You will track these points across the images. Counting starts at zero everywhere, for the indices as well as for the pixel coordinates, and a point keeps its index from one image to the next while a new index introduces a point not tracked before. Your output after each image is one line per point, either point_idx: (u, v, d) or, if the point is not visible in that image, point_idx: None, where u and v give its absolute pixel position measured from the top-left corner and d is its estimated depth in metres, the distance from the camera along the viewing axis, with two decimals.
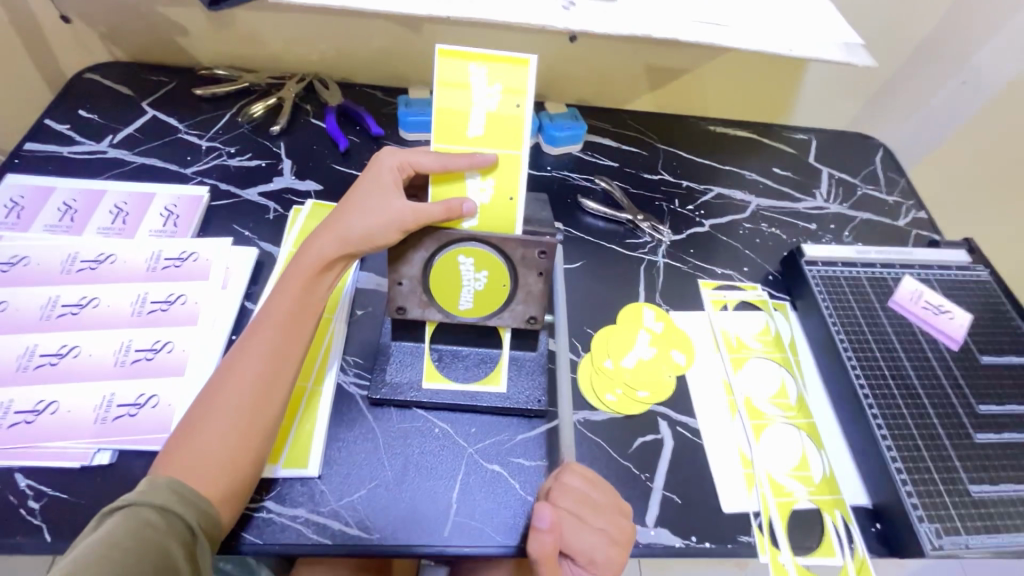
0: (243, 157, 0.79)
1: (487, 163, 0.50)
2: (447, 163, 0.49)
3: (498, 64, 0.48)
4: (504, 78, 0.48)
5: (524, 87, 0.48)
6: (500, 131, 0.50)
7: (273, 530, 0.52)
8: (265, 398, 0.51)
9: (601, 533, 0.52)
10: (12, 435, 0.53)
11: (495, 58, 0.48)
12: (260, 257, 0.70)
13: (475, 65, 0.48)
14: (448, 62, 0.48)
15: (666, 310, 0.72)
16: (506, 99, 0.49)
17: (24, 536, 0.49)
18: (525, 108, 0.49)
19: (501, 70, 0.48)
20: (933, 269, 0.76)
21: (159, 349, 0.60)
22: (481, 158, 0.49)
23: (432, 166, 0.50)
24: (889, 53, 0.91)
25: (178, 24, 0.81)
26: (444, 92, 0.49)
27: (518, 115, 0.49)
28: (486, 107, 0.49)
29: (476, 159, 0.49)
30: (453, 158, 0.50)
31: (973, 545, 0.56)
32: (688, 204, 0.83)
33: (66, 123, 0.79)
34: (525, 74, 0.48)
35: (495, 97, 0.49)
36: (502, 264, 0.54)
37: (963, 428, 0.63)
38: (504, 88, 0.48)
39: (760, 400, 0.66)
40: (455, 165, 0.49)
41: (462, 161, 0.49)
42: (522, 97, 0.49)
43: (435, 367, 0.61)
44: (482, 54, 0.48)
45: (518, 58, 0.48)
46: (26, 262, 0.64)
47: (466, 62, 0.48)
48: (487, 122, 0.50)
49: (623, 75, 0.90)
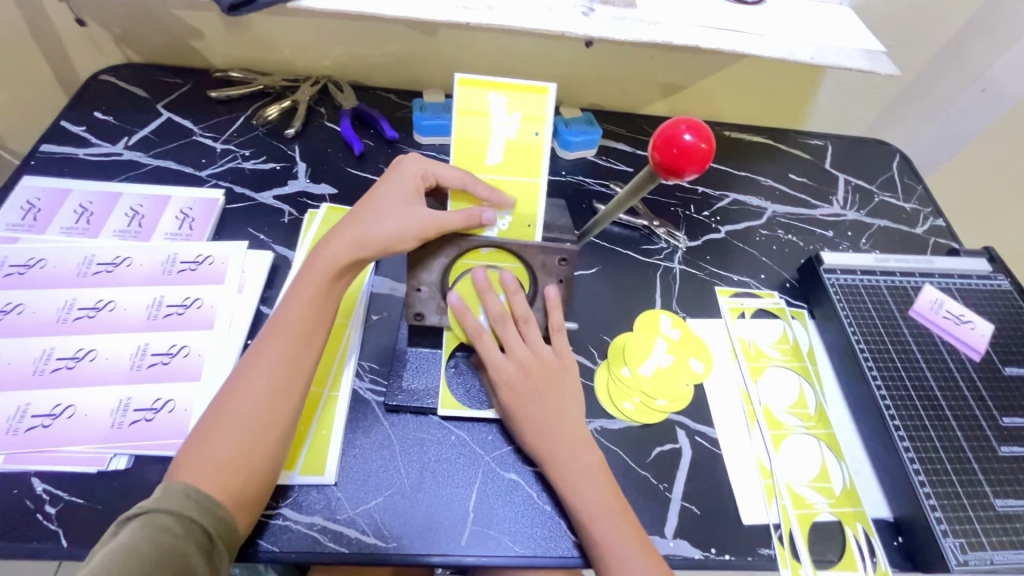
0: (257, 159, 0.78)
1: (507, 202, 0.52)
2: (469, 185, 0.51)
3: (517, 92, 0.50)
4: (523, 106, 0.50)
5: (543, 115, 0.51)
6: (520, 159, 0.52)
7: (290, 538, 0.52)
8: (278, 403, 0.50)
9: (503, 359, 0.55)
10: (29, 439, 0.53)
11: (515, 88, 0.50)
12: (276, 261, 0.70)
13: (496, 94, 0.50)
14: (468, 91, 0.50)
15: (683, 317, 0.71)
16: (526, 127, 0.51)
17: (39, 542, 0.49)
18: (543, 136, 0.51)
19: (520, 99, 0.50)
20: (953, 278, 0.75)
21: (175, 354, 0.60)
22: (500, 194, 0.52)
23: (454, 184, 0.51)
24: (909, 59, 0.90)
25: (193, 26, 0.81)
26: (466, 120, 0.50)
27: (536, 143, 0.51)
28: (506, 136, 0.51)
29: (496, 194, 0.51)
30: (475, 184, 0.51)
31: (998, 561, 0.55)
32: (704, 210, 0.83)
33: (82, 125, 0.79)
34: (544, 103, 0.51)
35: (514, 126, 0.51)
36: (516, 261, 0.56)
37: (987, 440, 0.62)
38: (524, 116, 0.50)
39: (779, 409, 0.65)
40: (476, 191, 0.51)
41: (484, 192, 0.51)
42: (540, 125, 0.51)
43: (452, 393, 0.61)
44: (502, 84, 0.50)
45: (537, 88, 0.50)
46: (43, 265, 0.64)
47: (485, 91, 0.50)
48: (506, 150, 0.51)
49: (639, 79, 0.89)
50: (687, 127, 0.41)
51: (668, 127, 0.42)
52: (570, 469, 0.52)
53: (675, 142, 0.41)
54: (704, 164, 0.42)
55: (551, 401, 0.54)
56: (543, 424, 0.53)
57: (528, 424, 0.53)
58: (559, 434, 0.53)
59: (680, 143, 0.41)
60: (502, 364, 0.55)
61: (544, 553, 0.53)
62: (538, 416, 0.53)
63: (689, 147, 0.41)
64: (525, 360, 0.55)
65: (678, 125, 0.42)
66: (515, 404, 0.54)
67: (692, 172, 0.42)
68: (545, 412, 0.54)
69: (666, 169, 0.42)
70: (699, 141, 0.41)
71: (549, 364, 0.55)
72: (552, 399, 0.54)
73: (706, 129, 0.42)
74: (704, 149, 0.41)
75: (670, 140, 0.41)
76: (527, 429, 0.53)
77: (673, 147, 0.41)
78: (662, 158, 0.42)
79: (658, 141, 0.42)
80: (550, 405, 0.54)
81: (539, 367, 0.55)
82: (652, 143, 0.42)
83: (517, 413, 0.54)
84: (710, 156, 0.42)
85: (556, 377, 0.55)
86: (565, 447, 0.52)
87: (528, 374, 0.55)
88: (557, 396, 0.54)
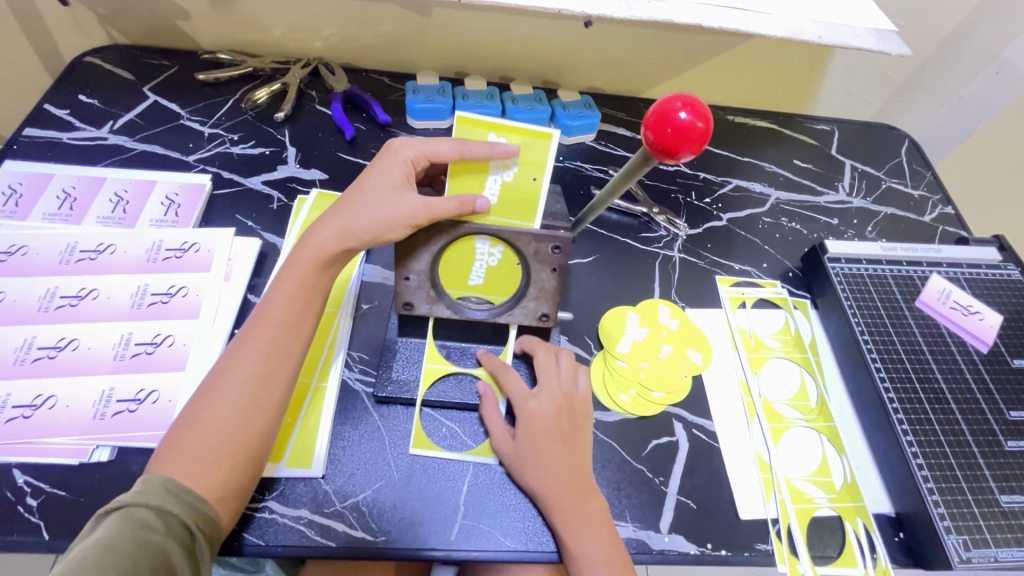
0: (246, 144, 0.76)
1: (511, 152, 0.46)
2: (467, 150, 0.46)
3: (518, 135, 0.47)
4: (522, 149, 0.47)
5: (543, 161, 0.47)
6: (516, 202, 0.49)
7: (276, 531, 0.50)
8: (262, 396, 0.49)
9: (536, 394, 0.55)
10: (10, 430, 0.52)
11: (518, 131, 0.47)
12: (264, 248, 0.68)
13: (496, 135, 0.47)
14: (466, 130, 0.48)
15: (682, 307, 0.69)
16: (523, 172, 0.48)
17: (21, 535, 0.48)
18: (541, 181, 0.48)
19: (520, 143, 0.47)
20: (962, 268, 0.73)
21: (160, 343, 0.58)
22: (503, 149, 0.46)
23: (450, 155, 0.47)
24: (920, 40, 0.86)
25: (179, 6, 0.78)
26: None
27: (535, 188, 0.48)
28: (502, 177, 0.48)
29: (498, 149, 0.46)
30: (472, 149, 0.46)
31: (1003, 559, 0.54)
32: (705, 197, 0.80)
33: (66, 108, 0.76)
34: (545, 149, 0.47)
35: (510, 168, 0.47)
36: (510, 274, 0.53)
37: (993, 435, 0.60)
38: (521, 160, 0.47)
39: (779, 401, 0.64)
40: (475, 153, 0.46)
41: (484, 150, 0.46)
42: (540, 170, 0.47)
43: (424, 432, 0.57)
44: (502, 125, 0.47)
45: (540, 132, 0.47)
46: (25, 252, 0.62)
47: (485, 129, 0.47)
48: (501, 192, 0.49)
49: (640, 61, 0.86)
50: (683, 104, 0.39)
51: (663, 104, 0.40)
52: (577, 517, 0.50)
53: (670, 121, 0.39)
54: (701, 144, 0.40)
55: (572, 451, 0.53)
56: (562, 473, 0.52)
57: (545, 469, 0.52)
58: (574, 487, 0.51)
59: (674, 122, 0.39)
60: (530, 402, 0.55)
61: (536, 548, 0.52)
62: (551, 452, 0.52)
63: (684, 126, 0.39)
64: (554, 398, 0.55)
65: (673, 102, 0.39)
66: (537, 443, 0.53)
67: (688, 153, 0.40)
68: (562, 459, 0.52)
69: (659, 150, 0.40)
70: (696, 119, 0.39)
71: (577, 410, 0.56)
72: (574, 454, 0.53)
73: (703, 107, 0.40)
74: (700, 129, 0.39)
75: (664, 119, 0.39)
76: (533, 468, 0.52)
77: (667, 125, 0.39)
78: (656, 139, 0.40)
79: (652, 119, 0.40)
80: (573, 459, 0.53)
81: (565, 408, 0.55)
82: (645, 122, 0.40)
83: (528, 450, 0.53)
84: (707, 135, 0.40)
85: (582, 427, 0.55)
86: (575, 495, 0.51)
87: (555, 411, 0.54)
88: (581, 453, 0.54)
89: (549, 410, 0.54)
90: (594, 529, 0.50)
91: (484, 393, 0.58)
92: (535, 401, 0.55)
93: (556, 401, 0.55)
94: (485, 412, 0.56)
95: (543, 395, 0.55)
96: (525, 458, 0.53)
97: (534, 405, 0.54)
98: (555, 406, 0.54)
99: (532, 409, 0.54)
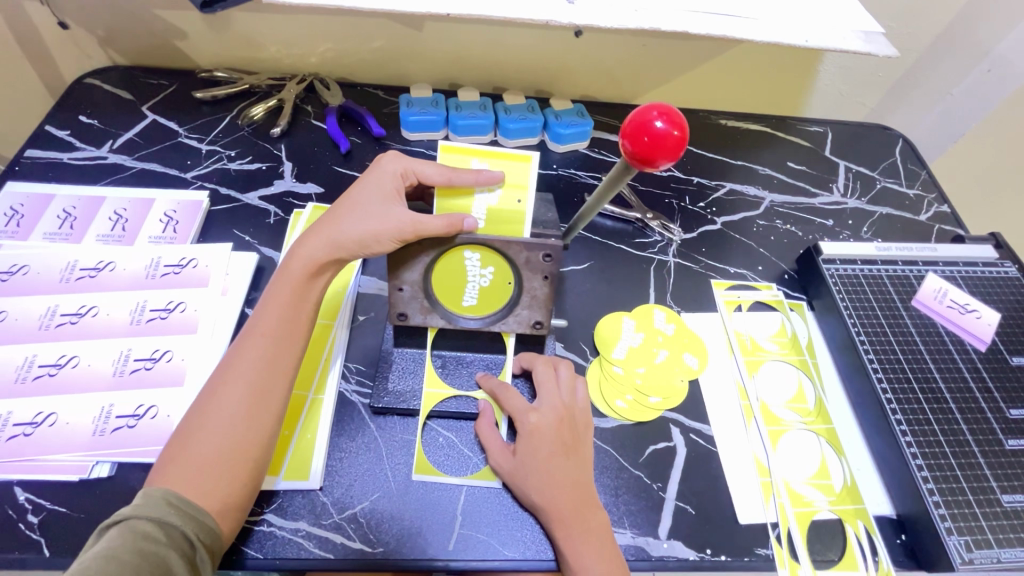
0: (243, 160, 0.77)
1: (496, 176, 0.48)
2: (453, 176, 0.48)
3: (499, 159, 0.49)
4: (504, 173, 0.49)
5: (525, 183, 0.49)
6: (503, 223, 0.50)
7: (274, 545, 0.51)
8: (257, 410, 0.49)
9: (538, 407, 0.55)
10: (10, 448, 0.52)
11: (499, 155, 0.49)
12: (261, 262, 0.69)
13: (478, 161, 0.50)
14: (451, 159, 0.50)
15: (677, 312, 0.69)
16: (507, 195, 0.49)
17: (23, 552, 0.49)
18: (525, 203, 0.49)
19: (502, 168, 0.49)
20: (958, 266, 0.73)
21: (158, 359, 0.59)
22: (489, 173, 0.48)
23: (438, 178, 0.49)
24: (912, 39, 0.86)
25: (176, 26, 0.80)
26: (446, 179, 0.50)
27: (520, 209, 0.50)
28: (488, 202, 0.49)
29: (483, 175, 0.48)
30: (459, 172, 0.48)
31: (1006, 559, 0.54)
32: (699, 201, 0.81)
33: (67, 129, 0.78)
34: (526, 171, 0.49)
35: (495, 192, 0.49)
36: (503, 296, 0.54)
37: (993, 434, 0.60)
38: (504, 184, 0.49)
39: (776, 404, 0.63)
40: (461, 180, 0.48)
41: (470, 176, 0.48)
42: (523, 192, 0.49)
43: (425, 452, 0.57)
44: (484, 151, 0.50)
45: (520, 157, 0.49)
46: (26, 271, 0.63)
47: (469, 157, 0.50)
48: (488, 215, 0.50)
49: (632, 68, 0.87)
50: (659, 113, 0.40)
51: (640, 114, 0.40)
52: (579, 529, 0.50)
53: (647, 129, 0.39)
54: (678, 152, 0.41)
55: (574, 463, 0.53)
56: (565, 485, 0.52)
57: (546, 483, 0.52)
58: (577, 500, 0.51)
59: (651, 131, 0.39)
60: (532, 415, 0.54)
61: (534, 556, 0.52)
62: (554, 467, 0.52)
63: (660, 135, 0.39)
64: (555, 411, 0.55)
65: (649, 112, 0.40)
66: (539, 457, 0.52)
67: (666, 161, 0.41)
68: (564, 473, 0.52)
69: (638, 159, 0.41)
70: (672, 128, 0.40)
71: (579, 421, 0.56)
72: (576, 466, 0.53)
73: (679, 116, 0.40)
74: (676, 137, 0.40)
75: (641, 128, 0.40)
76: (534, 483, 0.52)
77: (644, 134, 0.40)
78: (634, 148, 0.40)
79: (629, 129, 0.40)
80: (575, 471, 0.53)
81: (566, 421, 0.55)
82: (623, 131, 0.41)
83: (529, 465, 0.52)
84: (683, 144, 0.41)
85: (583, 439, 0.55)
86: (577, 506, 0.51)
87: (557, 423, 0.54)
88: (584, 464, 0.54)
89: (551, 423, 0.54)
90: (595, 542, 0.50)
91: (483, 409, 0.57)
92: (537, 415, 0.54)
93: (557, 413, 0.54)
94: (480, 429, 0.56)
95: (544, 407, 0.55)
96: (526, 473, 0.52)
97: (535, 418, 0.54)
98: (556, 417, 0.54)
99: (534, 425, 0.54)
